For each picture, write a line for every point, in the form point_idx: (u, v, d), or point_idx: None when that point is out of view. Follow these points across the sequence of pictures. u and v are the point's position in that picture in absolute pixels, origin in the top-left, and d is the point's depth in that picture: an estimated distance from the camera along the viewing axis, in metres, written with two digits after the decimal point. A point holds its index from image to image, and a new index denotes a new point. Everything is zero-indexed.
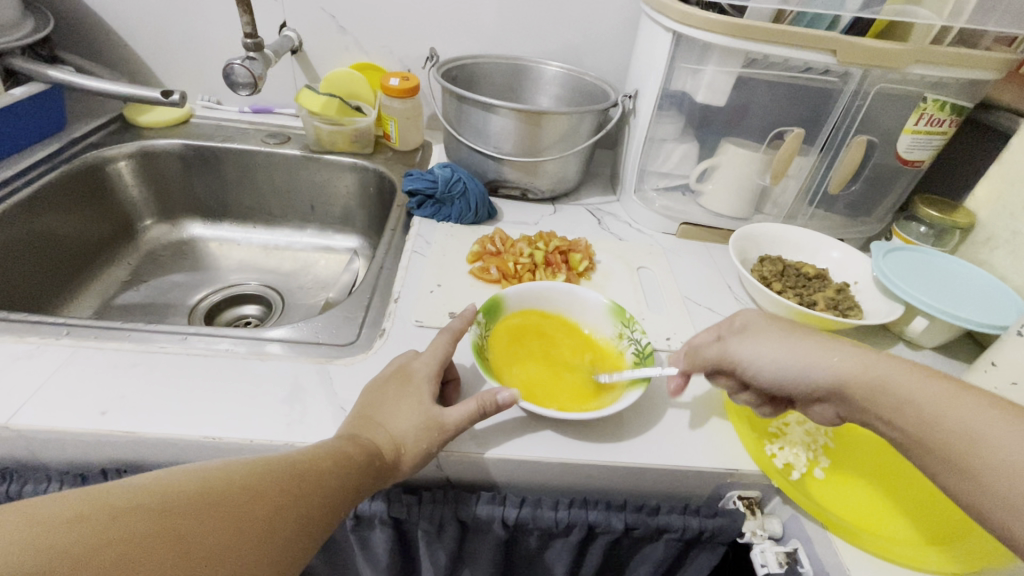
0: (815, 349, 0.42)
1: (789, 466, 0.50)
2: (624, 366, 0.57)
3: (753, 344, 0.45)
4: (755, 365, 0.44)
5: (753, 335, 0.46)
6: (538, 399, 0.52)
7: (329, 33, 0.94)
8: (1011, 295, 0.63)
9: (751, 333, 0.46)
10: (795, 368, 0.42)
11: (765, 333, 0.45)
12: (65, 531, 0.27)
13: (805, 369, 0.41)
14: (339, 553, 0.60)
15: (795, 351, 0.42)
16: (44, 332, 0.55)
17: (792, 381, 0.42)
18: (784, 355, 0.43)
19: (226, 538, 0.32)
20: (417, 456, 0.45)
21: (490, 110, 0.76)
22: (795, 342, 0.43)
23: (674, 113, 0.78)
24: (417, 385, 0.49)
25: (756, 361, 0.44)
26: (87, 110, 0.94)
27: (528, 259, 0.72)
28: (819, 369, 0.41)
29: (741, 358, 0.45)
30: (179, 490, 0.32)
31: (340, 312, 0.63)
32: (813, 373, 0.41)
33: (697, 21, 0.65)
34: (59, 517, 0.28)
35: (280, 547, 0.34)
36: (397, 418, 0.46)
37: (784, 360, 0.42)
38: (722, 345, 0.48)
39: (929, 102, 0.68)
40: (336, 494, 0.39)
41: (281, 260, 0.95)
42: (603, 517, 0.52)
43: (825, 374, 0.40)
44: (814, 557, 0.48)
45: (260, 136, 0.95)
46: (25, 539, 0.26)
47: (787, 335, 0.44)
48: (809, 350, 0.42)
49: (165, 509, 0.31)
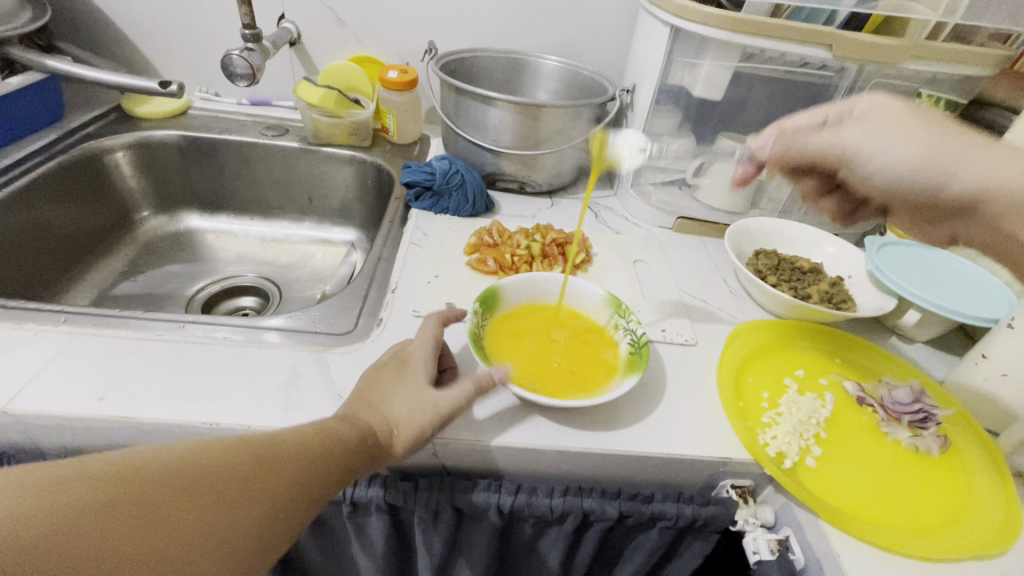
0: (960, 152, 0.48)
1: (782, 454, 0.51)
2: (619, 356, 0.56)
3: (882, 137, 0.50)
4: (869, 159, 0.51)
5: (876, 125, 0.51)
6: (535, 386, 0.52)
7: (327, 25, 0.94)
8: (1003, 289, 0.64)
9: (871, 118, 0.51)
10: (926, 165, 0.48)
11: (889, 126, 0.50)
12: (67, 493, 0.29)
13: (944, 166, 0.48)
14: (336, 540, 0.61)
15: (922, 148, 0.48)
16: (42, 319, 0.55)
17: (908, 174, 0.50)
18: (911, 152, 0.49)
19: (217, 513, 0.32)
20: (410, 437, 0.44)
21: (488, 103, 0.76)
22: (935, 137, 0.48)
23: (671, 106, 0.78)
24: (415, 368, 0.49)
25: (880, 157, 0.50)
26: (85, 100, 0.94)
27: (525, 251, 0.72)
28: (959, 175, 0.48)
29: (854, 144, 0.52)
30: (173, 462, 0.33)
31: (337, 302, 0.63)
32: (950, 176, 0.48)
33: (694, 14, 0.65)
34: (55, 484, 0.29)
35: (275, 518, 0.35)
36: (393, 399, 0.46)
37: (915, 157, 0.49)
38: (830, 133, 0.53)
39: (924, 97, 0.71)
40: (333, 470, 0.39)
41: (279, 252, 0.95)
42: (598, 505, 0.52)
43: (966, 184, 0.47)
44: (805, 544, 0.49)
45: (258, 128, 0.95)
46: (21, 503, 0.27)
47: (916, 126, 0.49)
48: (956, 153, 0.48)
49: (161, 478, 0.32)
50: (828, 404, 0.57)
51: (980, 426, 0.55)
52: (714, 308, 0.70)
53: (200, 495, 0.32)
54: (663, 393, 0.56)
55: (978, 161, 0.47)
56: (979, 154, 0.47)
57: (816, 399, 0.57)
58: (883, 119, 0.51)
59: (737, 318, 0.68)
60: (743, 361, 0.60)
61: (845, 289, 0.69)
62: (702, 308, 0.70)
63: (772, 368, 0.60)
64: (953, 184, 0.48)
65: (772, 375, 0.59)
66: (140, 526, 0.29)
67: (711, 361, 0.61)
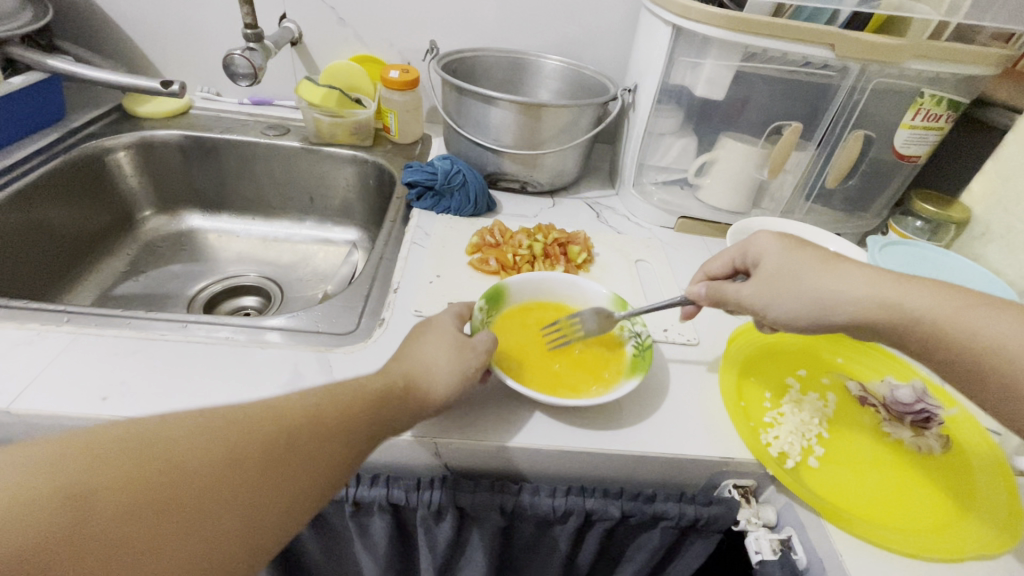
0: (833, 283, 0.42)
1: (784, 455, 0.51)
2: (623, 357, 0.56)
3: (769, 287, 0.45)
4: (768, 312, 0.45)
5: (767, 277, 0.46)
6: (535, 385, 0.53)
7: (329, 25, 0.94)
8: (1005, 289, 0.64)
9: (765, 275, 0.46)
10: (817, 307, 0.42)
11: (779, 272, 0.45)
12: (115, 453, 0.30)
13: (829, 307, 0.42)
14: (338, 540, 0.61)
15: (808, 290, 0.43)
16: (44, 319, 0.55)
17: (810, 321, 0.43)
18: (800, 297, 0.43)
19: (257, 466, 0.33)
20: (446, 382, 0.46)
21: (490, 103, 0.76)
22: (815, 277, 0.43)
23: (673, 106, 0.78)
24: (446, 328, 0.51)
25: (774, 308, 0.45)
26: (86, 100, 0.94)
27: (527, 250, 0.72)
28: (840, 307, 0.41)
29: (754, 306, 0.46)
30: (214, 421, 0.34)
31: (339, 301, 0.63)
32: (838, 312, 0.41)
33: (696, 14, 0.65)
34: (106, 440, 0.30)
35: (300, 487, 0.35)
36: (430, 352, 0.48)
37: (809, 302, 0.43)
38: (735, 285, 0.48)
39: (926, 98, 0.69)
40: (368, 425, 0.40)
41: (280, 252, 0.95)
42: (600, 505, 0.53)
43: (846, 315, 0.41)
44: (807, 544, 0.49)
45: (259, 128, 0.95)
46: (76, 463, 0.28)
47: (799, 269, 0.44)
48: (828, 287, 0.42)
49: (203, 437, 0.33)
50: (830, 404, 0.57)
51: (982, 427, 0.55)
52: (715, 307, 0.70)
53: (236, 455, 0.33)
54: (665, 393, 0.56)
55: (848, 280, 0.42)
56: (844, 279, 0.42)
57: (818, 399, 0.57)
58: (776, 273, 0.45)
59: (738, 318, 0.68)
60: (745, 361, 0.60)
61: None
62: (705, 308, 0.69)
63: (774, 368, 0.60)
64: (840, 317, 0.42)
65: (772, 374, 0.59)
66: (184, 482, 0.31)
67: (713, 361, 0.61)
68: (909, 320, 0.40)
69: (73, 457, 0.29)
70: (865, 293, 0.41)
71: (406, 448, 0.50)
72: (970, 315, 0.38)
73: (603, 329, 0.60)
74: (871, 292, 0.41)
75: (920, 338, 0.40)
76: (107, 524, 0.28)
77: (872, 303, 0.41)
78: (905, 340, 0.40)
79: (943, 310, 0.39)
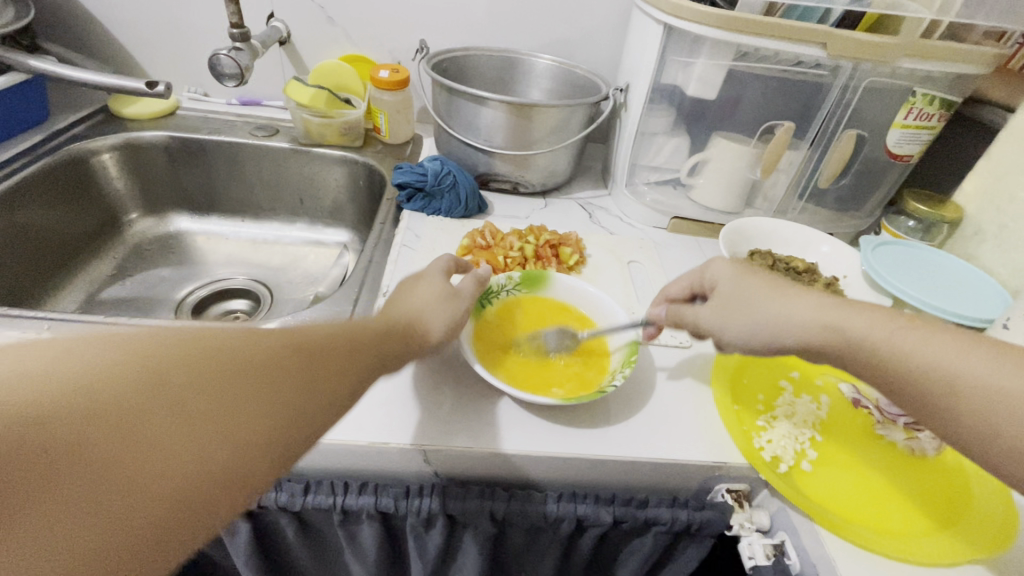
0: (781, 305, 0.42)
1: (777, 458, 0.51)
2: (586, 391, 0.52)
3: (723, 312, 0.45)
4: (724, 335, 0.45)
5: (725, 301, 0.45)
6: (498, 363, 0.54)
7: (317, 24, 0.93)
8: (997, 289, 0.63)
9: (721, 299, 0.46)
10: (764, 329, 0.42)
11: (736, 296, 0.45)
12: (107, 360, 0.26)
13: (777, 328, 0.41)
14: (327, 548, 0.60)
15: (757, 314, 0.42)
16: (25, 326, 0.54)
17: (762, 343, 0.42)
18: (752, 321, 0.42)
19: (265, 386, 0.31)
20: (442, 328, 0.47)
21: (480, 103, 0.75)
22: (763, 300, 0.43)
23: (665, 105, 0.78)
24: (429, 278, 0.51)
25: (728, 329, 0.44)
26: (71, 101, 0.92)
27: (518, 252, 0.71)
28: (790, 328, 0.40)
29: (711, 327, 0.46)
30: (233, 335, 0.31)
31: (327, 306, 0.62)
32: (786, 334, 0.41)
33: (688, 13, 0.64)
34: (94, 349, 0.26)
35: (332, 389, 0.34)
36: (422, 300, 0.48)
37: (760, 324, 0.42)
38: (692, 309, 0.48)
39: (918, 97, 0.69)
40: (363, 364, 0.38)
41: (270, 254, 0.94)
42: (592, 511, 0.52)
43: (794, 338, 0.40)
44: (801, 549, 0.48)
45: (247, 129, 0.94)
46: (60, 368, 0.24)
47: (751, 292, 0.44)
48: (775, 310, 0.42)
49: (202, 353, 0.29)
50: (823, 406, 0.56)
51: None
52: None
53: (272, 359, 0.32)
54: (656, 394, 0.56)
55: (795, 305, 0.41)
56: (791, 303, 0.41)
57: (811, 401, 0.57)
58: (730, 296, 0.45)
59: None
60: (741, 363, 0.60)
61: (841, 289, 0.69)
62: None
63: (768, 370, 0.60)
64: (790, 339, 0.41)
65: (765, 378, 0.59)
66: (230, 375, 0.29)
67: (706, 362, 0.60)
68: (853, 340, 0.38)
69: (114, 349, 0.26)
70: (810, 314, 0.40)
71: (394, 456, 0.49)
72: (901, 335, 0.36)
73: (597, 371, 0.55)
74: (815, 314, 0.40)
75: (862, 358, 0.38)
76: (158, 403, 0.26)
77: (816, 324, 0.40)
78: (849, 361, 0.39)
79: (879, 331, 0.37)
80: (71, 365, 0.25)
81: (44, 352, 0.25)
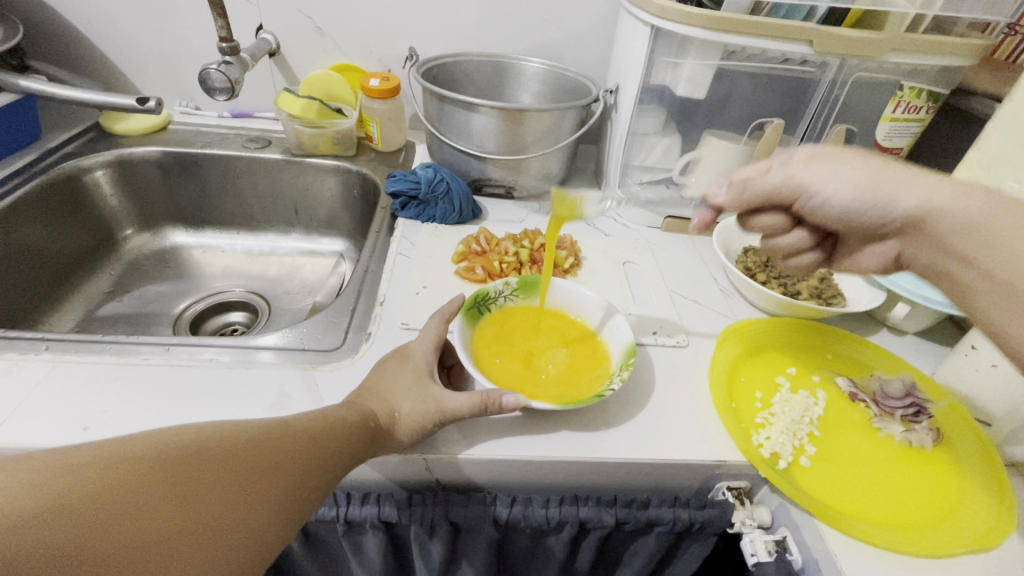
0: (900, 178, 0.42)
1: (776, 455, 0.51)
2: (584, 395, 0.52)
3: (829, 169, 0.44)
4: (820, 190, 0.45)
5: (829, 160, 0.45)
6: (491, 364, 0.55)
7: (306, 35, 0.93)
8: None
9: (823, 157, 0.45)
10: (874, 199, 0.43)
11: (844, 158, 0.44)
12: (82, 472, 0.28)
13: (885, 199, 0.42)
14: (332, 558, 0.60)
15: (870, 184, 0.43)
16: (22, 348, 0.54)
17: (861, 209, 0.44)
18: (862, 181, 0.43)
19: (230, 487, 0.33)
20: (411, 425, 0.46)
21: (470, 109, 0.75)
22: (872, 168, 0.43)
23: (655, 105, 0.78)
24: (416, 362, 0.51)
25: (830, 187, 0.44)
26: (62, 119, 0.92)
27: (514, 257, 0.72)
28: (900, 200, 0.42)
29: (812, 185, 0.45)
30: (195, 435, 0.34)
31: (325, 317, 0.63)
32: (894, 202, 0.42)
33: (674, 14, 0.65)
34: (73, 462, 0.29)
35: (298, 476, 0.37)
36: (397, 397, 0.48)
37: (864, 187, 0.43)
38: (789, 170, 0.46)
39: (906, 90, 0.68)
40: (333, 455, 0.40)
41: (267, 265, 0.94)
42: (594, 513, 0.53)
43: (906, 205, 0.42)
44: (802, 544, 0.48)
45: (240, 141, 0.94)
46: (39, 482, 0.27)
47: (863, 160, 0.44)
48: (892, 182, 0.42)
49: (169, 458, 0.32)
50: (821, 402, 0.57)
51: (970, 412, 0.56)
52: (705, 308, 0.70)
53: (236, 456, 0.34)
54: (654, 395, 0.56)
55: (917, 181, 0.42)
56: (910, 178, 0.42)
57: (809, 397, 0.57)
58: (829, 157, 0.45)
59: (726, 318, 0.68)
60: (736, 362, 0.60)
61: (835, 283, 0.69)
62: (694, 308, 0.69)
63: (762, 368, 0.61)
64: (895, 209, 0.42)
65: (764, 375, 0.60)
66: (200, 470, 0.32)
67: (701, 360, 0.61)
68: (974, 218, 0.39)
69: (90, 459, 0.29)
70: (939, 191, 0.41)
71: (396, 465, 0.50)
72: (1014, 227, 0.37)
73: (595, 374, 0.55)
74: (934, 193, 0.41)
75: (972, 239, 0.39)
76: (137, 505, 0.29)
77: (941, 193, 0.41)
78: (950, 241, 0.40)
79: (996, 219, 0.38)
80: (48, 478, 0.27)
81: (30, 461, 0.28)
